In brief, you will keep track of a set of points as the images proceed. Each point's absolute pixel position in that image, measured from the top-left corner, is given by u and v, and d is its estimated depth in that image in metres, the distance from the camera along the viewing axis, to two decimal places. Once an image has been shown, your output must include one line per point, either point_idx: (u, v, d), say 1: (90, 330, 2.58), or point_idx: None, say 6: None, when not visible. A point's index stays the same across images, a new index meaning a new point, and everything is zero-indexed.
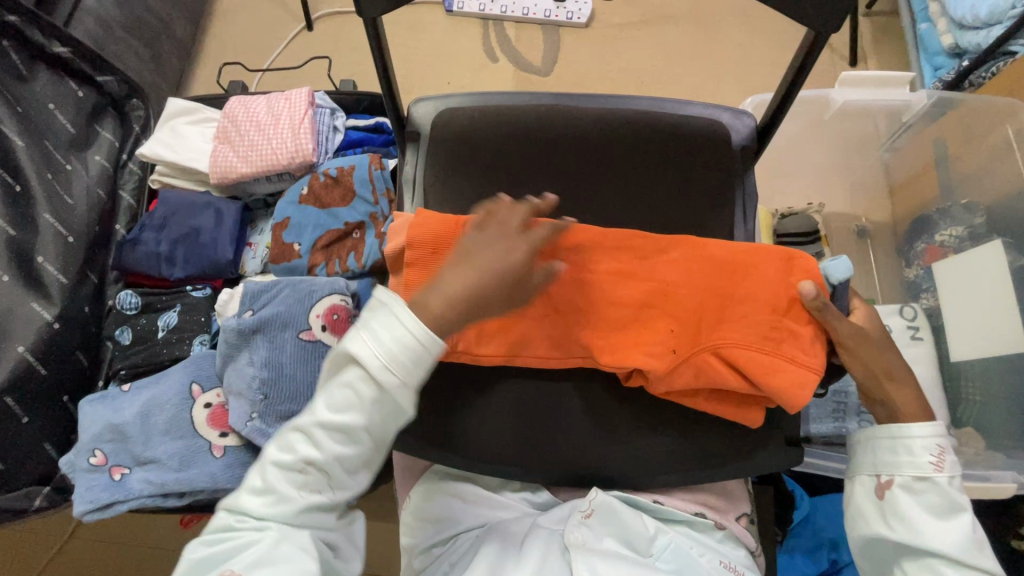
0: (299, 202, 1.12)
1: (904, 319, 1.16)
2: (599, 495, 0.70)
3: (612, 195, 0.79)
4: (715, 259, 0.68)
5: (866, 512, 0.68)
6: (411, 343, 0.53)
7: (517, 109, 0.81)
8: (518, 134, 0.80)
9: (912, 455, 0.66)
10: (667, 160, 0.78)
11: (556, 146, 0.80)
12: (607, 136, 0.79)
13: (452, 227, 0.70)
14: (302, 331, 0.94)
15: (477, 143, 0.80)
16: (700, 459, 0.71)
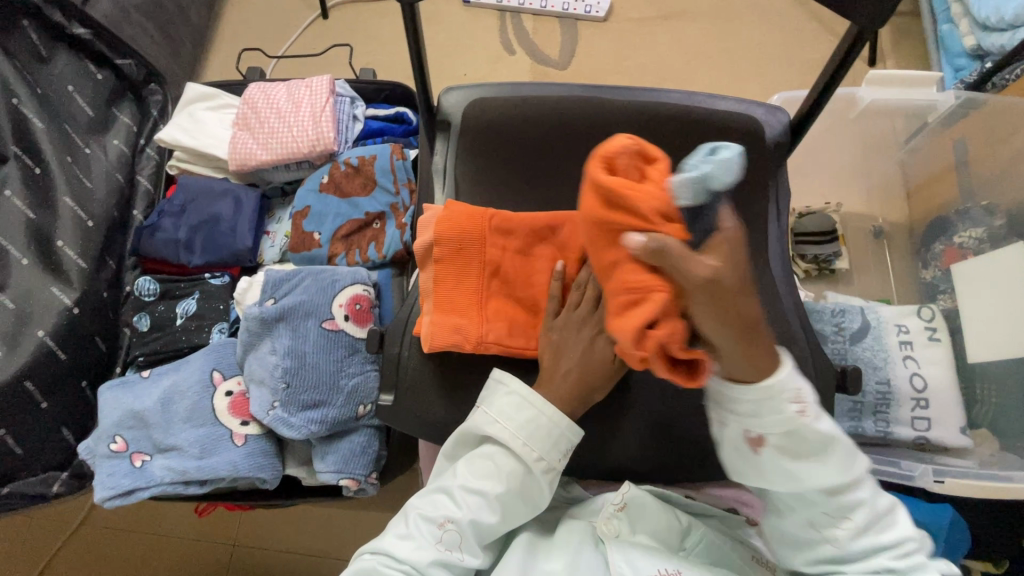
0: (320, 190, 1.11)
1: (920, 320, 1.17)
2: (632, 488, 0.69)
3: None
4: None
5: (769, 475, 0.55)
6: (545, 421, 0.64)
7: (551, 100, 0.80)
8: (551, 125, 0.79)
9: (778, 411, 0.49)
10: (701, 154, 0.78)
11: (590, 137, 0.79)
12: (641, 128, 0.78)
13: (477, 221, 0.70)
14: (325, 320, 0.93)
15: (509, 134, 0.79)
16: None
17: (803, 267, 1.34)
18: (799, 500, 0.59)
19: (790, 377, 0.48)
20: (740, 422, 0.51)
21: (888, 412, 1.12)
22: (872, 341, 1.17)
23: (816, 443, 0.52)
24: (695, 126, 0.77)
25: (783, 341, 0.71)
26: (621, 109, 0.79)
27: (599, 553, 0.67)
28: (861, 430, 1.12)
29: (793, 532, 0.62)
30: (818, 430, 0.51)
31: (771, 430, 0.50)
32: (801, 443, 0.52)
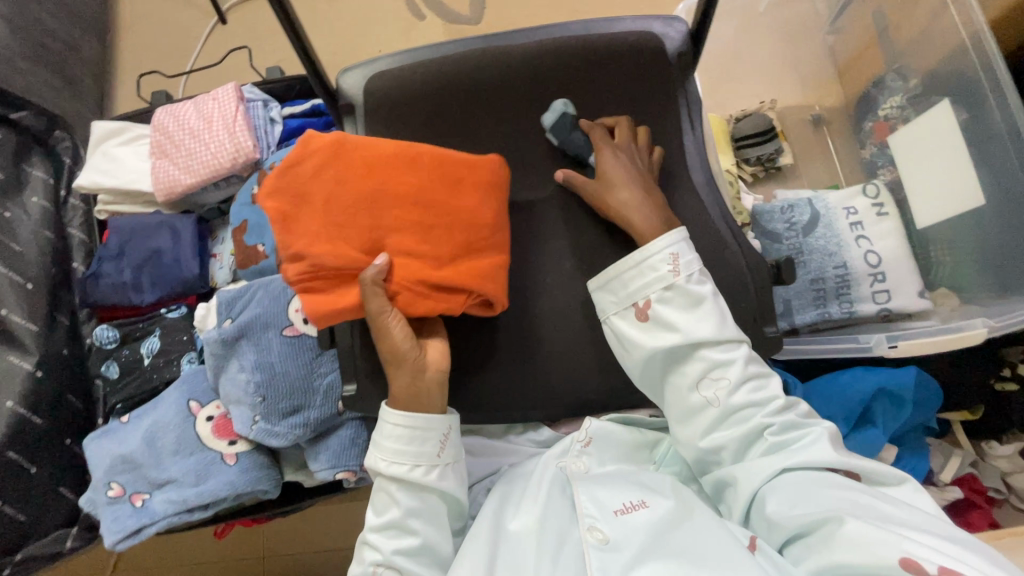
0: (253, 202, 1.09)
1: (867, 197, 1.19)
2: (593, 423, 0.73)
3: None
4: (384, 162, 0.66)
5: (651, 336, 0.68)
6: (402, 430, 0.65)
7: (447, 60, 0.78)
8: (454, 86, 0.78)
9: (653, 270, 0.68)
10: (608, 82, 0.77)
11: (490, 90, 0.77)
12: (539, 67, 0.77)
13: (351, 165, 0.65)
14: (285, 328, 0.94)
15: (411, 104, 0.78)
16: None
17: (749, 172, 1.35)
18: (694, 361, 0.67)
19: (659, 243, 0.68)
20: (634, 294, 0.69)
21: (850, 291, 1.16)
22: (824, 229, 1.19)
23: (687, 300, 0.68)
24: (595, 58, 0.76)
25: (713, 250, 0.73)
26: (520, 55, 0.77)
27: (566, 495, 0.68)
28: (828, 315, 1.16)
29: (684, 403, 0.68)
30: (694, 287, 0.67)
31: (653, 287, 0.68)
32: (676, 300, 0.68)
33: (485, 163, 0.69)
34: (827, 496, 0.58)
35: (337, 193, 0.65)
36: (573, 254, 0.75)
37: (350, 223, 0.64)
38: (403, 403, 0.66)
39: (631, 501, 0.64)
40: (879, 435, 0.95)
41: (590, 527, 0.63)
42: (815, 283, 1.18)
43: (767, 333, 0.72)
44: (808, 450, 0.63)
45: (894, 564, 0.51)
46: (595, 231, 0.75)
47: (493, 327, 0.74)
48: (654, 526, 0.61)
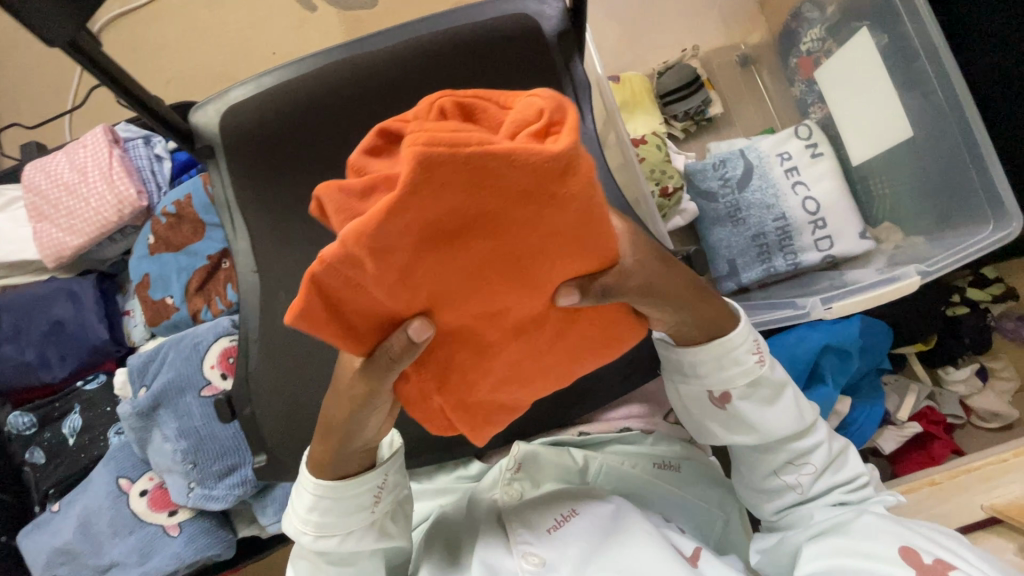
0: (151, 253, 1.01)
1: (799, 140, 1.14)
2: (521, 448, 0.70)
3: None
4: (570, 254, 0.42)
5: (731, 430, 0.65)
6: (324, 501, 0.60)
7: (302, 80, 0.70)
8: (314, 108, 0.71)
9: (738, 362, 0.62)
10: (484, 79, 0.71)
11: (364, 106, 0.71)
12: (410, 73, 0.70)
13: (532, 234, 0.39)
14: (204, 388, 0.89)
15: (276, 136, 0.71)
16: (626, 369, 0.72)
17: (679, 128, 1.29)
18: (779, 452, 0.66)
19: (740, 333, 0.61)
20: (702, 382, 0.64)
21: (793, 242, 1.12)
22: (759, 181, 1.14)
23: (765, 397, 0.64)
24: (465, 56, 0.70)
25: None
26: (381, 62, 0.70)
27: (500, 533, 0.65)
28: (773, 269, 1.13)
29: (760, 482, 0.69)
30: (774, 376, 0.63)
31: (738, 380, 0.62)
32: (757, 391, 0.63)
33: (619, 265, 0.46)
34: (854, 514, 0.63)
35: (485, 250, 0.39)
36: None
37: (470, 285, 0.41)
38: (323, 473, 0.60)
39: (563, 513, 0.65)
40: (831, 392, 0.93)
41: (524, 552, 0.61)
42: (758, 239, 1.14)
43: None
44: (851, 488, 0.66)
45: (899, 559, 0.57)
46: None
47: None
48: (584, 535, 0.61)
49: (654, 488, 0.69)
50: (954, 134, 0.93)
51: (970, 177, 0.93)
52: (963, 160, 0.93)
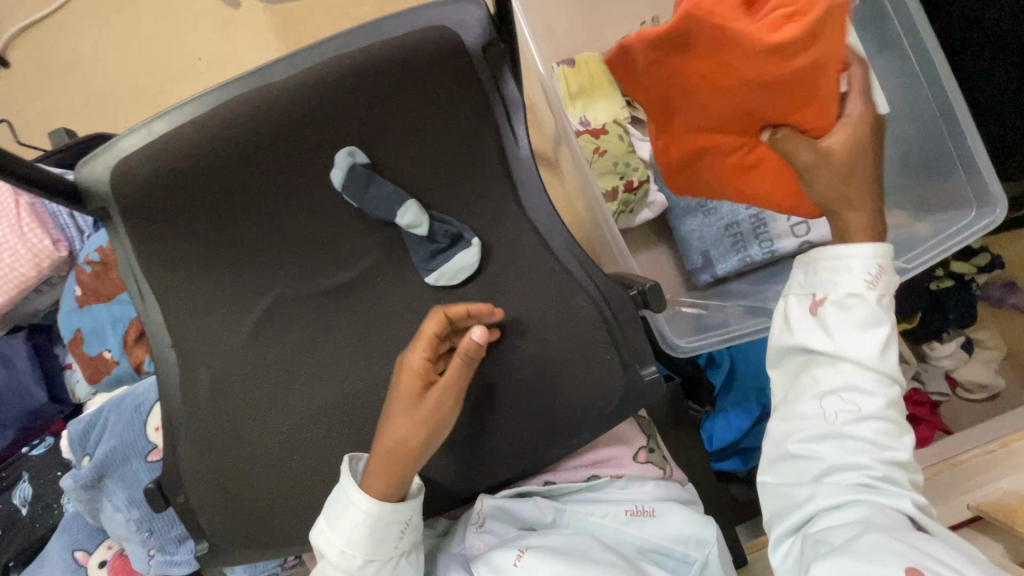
0: (80, 305, 0.94)
1: None
2: (485, 503, 0.65)
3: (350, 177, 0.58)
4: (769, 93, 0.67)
5: (804, 334, 0.60)
6: (371, 518, 0.58)
7: (192, 129, 0.53)
8: (215, 161, 0.55)
9: (849, 271, 0.59)
10: (403, 102, 0.57)
11: (268, 145, 0.55)
12: (309, 104, 0.54)
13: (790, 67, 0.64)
14: (150, 452, 0.84)
15: (166, 192, 0.55)
16: (584, 422, 0.61)
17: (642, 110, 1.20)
18: (854, 382, 0.57)
19: (867, 248, 0.59)
20: (809, 285, 0.62)
21: (768, 230, 1.06)
22: None
23: (868, 318, 0.58)
24: (393, 81, 0.56)
25: (559, 299, 0.60)
26: (273, 98, 0.53)
27: None
28: (748, 259, 1.07)
29: (795, 405, 0.60)
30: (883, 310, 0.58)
31: (839, 287, 0.59)
32: (852, 310, 0.59)
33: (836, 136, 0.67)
34: (875, 512, 0.55)
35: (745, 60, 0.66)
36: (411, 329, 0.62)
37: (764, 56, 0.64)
38: (379, 486, 0.58)
39: (520, 546, 0.62)
40: None
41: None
42: (732, 228, 1.08)
43: (644, 377, 0.61)
44: (887, 474, 0.57)
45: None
46: (430, 299, 0.61)
47: (333, 445, 0.61)
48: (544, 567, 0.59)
49: (627, 538, 0.65)
50: (930, 103, 0.86)
51: (948, 150, 0.86)
52: (940, 132, 0.86)
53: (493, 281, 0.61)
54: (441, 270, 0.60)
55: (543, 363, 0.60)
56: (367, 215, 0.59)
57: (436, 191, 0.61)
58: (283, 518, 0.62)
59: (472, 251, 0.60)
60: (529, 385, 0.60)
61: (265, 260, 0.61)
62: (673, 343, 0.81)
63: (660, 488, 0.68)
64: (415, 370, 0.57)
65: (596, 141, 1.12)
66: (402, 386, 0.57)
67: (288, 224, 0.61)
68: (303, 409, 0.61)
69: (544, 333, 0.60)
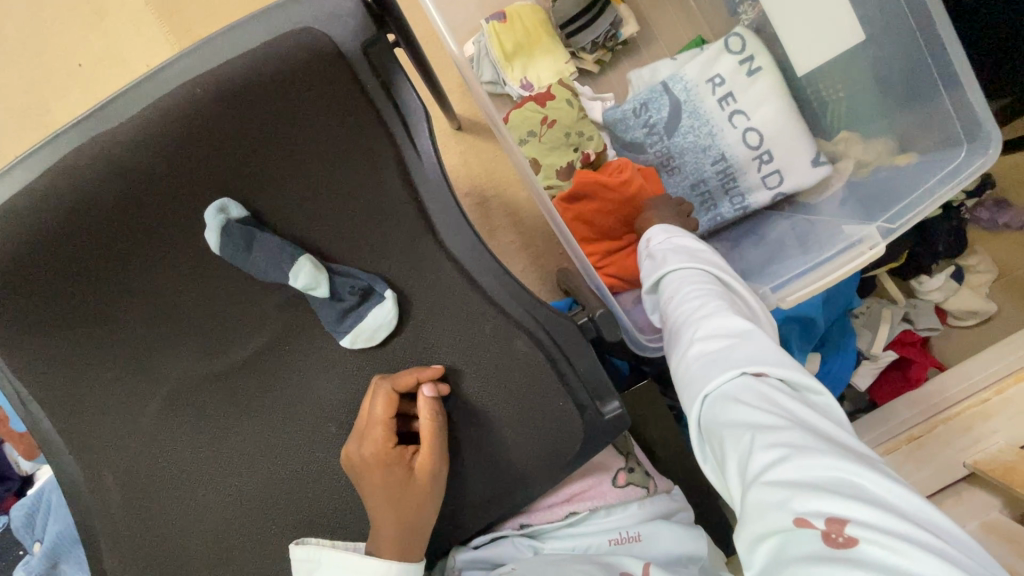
0: None
1: (732, 55, 0.94)
2: (459, 558, 0.60)
3: (230, 235, 0.48)
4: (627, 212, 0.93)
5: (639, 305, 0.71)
6: None
7: (26, 204, 0.43)
8: (63, 239, 0.44)
9: (642, 252, 0.75)
10: (275, 135, 0.47)
11: (112, 216, 0.45)
12: (158, 155, 0.44)
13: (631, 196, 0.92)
14: None
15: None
16: (550, 465, 0.54)
17: (591, 61, 1.06)
18: (670, 284, 0.65)
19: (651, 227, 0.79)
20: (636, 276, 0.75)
21: (737, 184, 0.96)
22: (690, 118, 0.96)
23: (659, 263, 0.69)
24: (265, 111, 0.46)
25: (497, 342, 0.52)
26: (110, 157, 0.43)
27: None
28: (721, 219, 0.98)
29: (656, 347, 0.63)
30: (669, 252, 0.69)
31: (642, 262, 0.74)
32: (653, 266, 0.70)
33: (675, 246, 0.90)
34: (720, 401, 0.47)
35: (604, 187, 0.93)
36: (338, 397, 0.54)
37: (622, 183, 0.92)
38: (392, 546, 0.49)
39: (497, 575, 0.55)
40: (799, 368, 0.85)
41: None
42: (701, 187, 0.98)
43: (605, 414, 0.54)
44: (712, 352, 0.52)
45: (795, 541, 0.36)
46: (351, 359, 0.53)
47: (270, 536, 0.54)
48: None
49: None
50: (905, 17, 0.75)
51: (927, 72, 0.76)
52: (917, 51, 0.76)
53: (423, 330, 0.53)
54: (356, 331, 0.51)
55: (493, 416, 0.53)
56: (256, 277, 0.50)
57: (339, 231, 0.51)
58: None
59: (387, 306, 0.51)
60: (479, 437, 0.53)
61: (151, 340, 0.52)
62: (642, 344, 0.73)
63: (647, 508, 0.63)
64: (384, 458, 0.49)
65: (542, 110, 0.98)
66: (361, 484, 0.50)
67: (166, 297, 0.51)
68: (229, 498, 0.54)
69: (490, 375, 0.53)
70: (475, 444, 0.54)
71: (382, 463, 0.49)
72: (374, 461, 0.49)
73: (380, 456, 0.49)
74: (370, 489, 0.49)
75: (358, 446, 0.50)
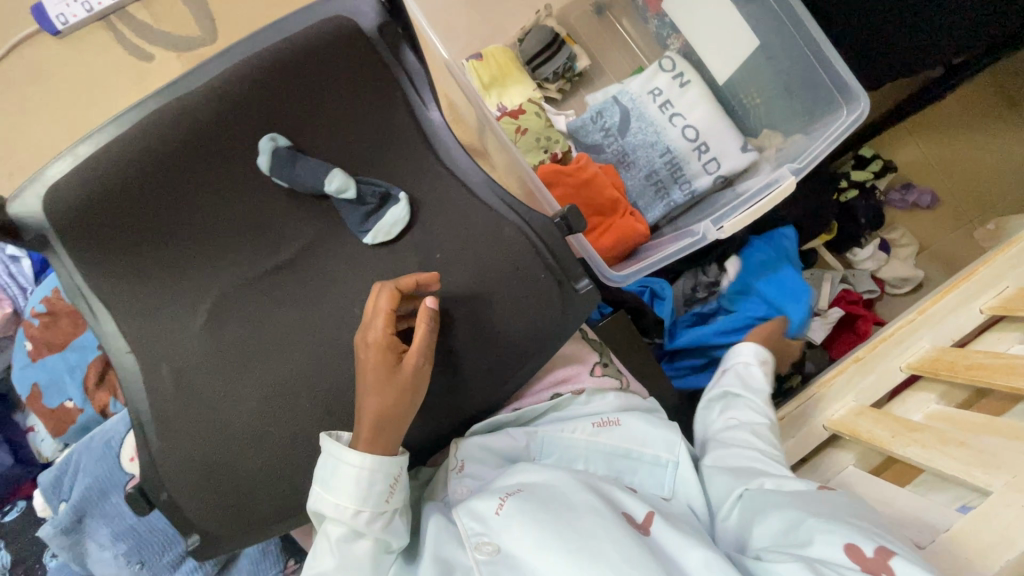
0: (32, 360, 0.93)
1: (665, 73, 1.15)
2: (461, 445, 0.66)
3: (279, 157, 0.62)
4: (588, 197, 1.11)
5: (713, 408, 0.80)
6: (361, 474, 0.58)
7: (135, 130, 0.58)
8: (155, 157, 0.59)
9: (736, 362, 0.84)
10: (314, 85, 0.63)
11: (190, 145, 0.60)
12: (232, 99, 0.60)
13: (591, 182, 1.11)
14: (126, 485, 0.83)
15: (100, 202, 0.58)
16: (536, 338, 0.67)
17: (554, 89, 1.29)
18: (745, 405, 0.78)
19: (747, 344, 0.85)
20: (716, 374, 0.84)
21: (684, 173, 1.15)
22: (638, 123, 1.17)
23: (749, 388, 0.80)
24: (306, 67, 0.61)
25: (487, 239, 0.66)
26: (198, 98, 0.59)
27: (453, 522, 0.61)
28: (673, 203, 1.16)
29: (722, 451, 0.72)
30: (754, 384, 0.80)
31: (729, 374, 0.83)
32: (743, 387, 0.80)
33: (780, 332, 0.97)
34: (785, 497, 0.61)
35: (569, 178, 1.11)
36: (360, 292, 0.66)
37: (583, 175, 1.11)
38: (369, 442, 0.59)
39: (502, 496, 0.59)
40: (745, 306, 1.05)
41: (478, 543, 0.56)
42: (654, 177, 1.17)
43: (578, 290, 0.67)
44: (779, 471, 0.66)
45: (841, 557, 0.51)
46: (369, 260, 0.66)
47: (304, 412, 0.64)
48: (522, 513, 0.56)
49: (598, 449, 0.68)
50: (790, 30, 1.01)
51: (814, 66, 1.02)
52: (805, 53, 1.02)
53: (427, 236, 0.66)
54: (377, 227, 0.65)
55: (486, 301, 0.65)
56: (297, 191, 0.64)
57: (362, 160, 0.67)
58: (275, 482, 0.64)
59: (402, 205, 0.65)
60: (477, 319, 0.65)
61: (208, 251, 0.64)
62: (611, 275, 0.86)
63: (621, 398, 0.71)
64: (383, 344, 0.59)
65: (516, 122, 1.19)
66: (361, 371, 0.60)
67: (224, 214, 0.64)
68: (265, 384, 0.64)
69: (482, 264, 0.65)
70: (474, 325, 0.65)
71: (379, 356, 0.59)
72: (375, 349, 0.60)
73: (379, 350, 0.59)
74: (366, 376, 0.60)
75: (366, 330, 0.61)
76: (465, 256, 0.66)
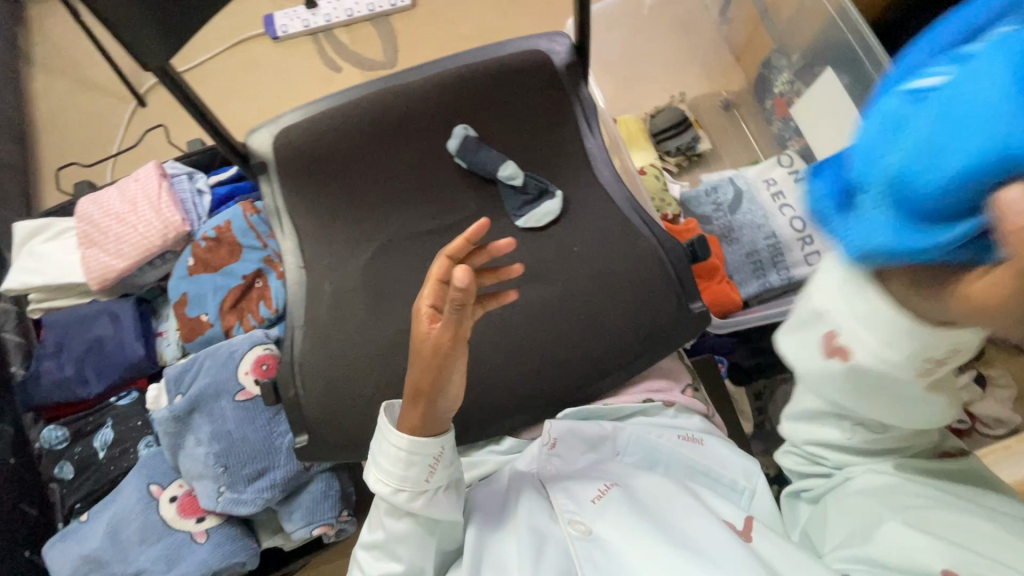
0: (190, 273, 1.09)
1: (783, 167, 1.26)
2: (554, 426, 0.68)
3: (467, 143, 0.76)
4: None
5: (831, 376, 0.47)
6: (405, 453, 0.57)
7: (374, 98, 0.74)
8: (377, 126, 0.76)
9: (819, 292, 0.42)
10: (510, 97, 0.78)
11: (403, 123, 0.77)
12: (446, 96, 0.77)
13: None
14: (237, 393, 0.93)
15: (330, 149, 0.76)
16: (637, 344, 0.73)
17: (673, 163, 1.41)
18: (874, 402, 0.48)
19: None
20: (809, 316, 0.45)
21: (785, 258, 1.20)
22: (749, 205, 1.26)
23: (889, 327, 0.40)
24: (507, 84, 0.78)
25: (620, 248, 0.75)
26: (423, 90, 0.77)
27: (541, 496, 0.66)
28: (769, 284, 1.19)
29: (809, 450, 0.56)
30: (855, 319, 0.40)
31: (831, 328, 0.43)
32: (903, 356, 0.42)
33: None
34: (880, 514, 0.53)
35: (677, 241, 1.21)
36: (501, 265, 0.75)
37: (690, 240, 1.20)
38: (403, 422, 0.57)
39: (602, 486, 0.64)
40: None
41: (572, 521, 0.61)
42: (755, 256, 1.22)
43: (693, 309, 0.74)
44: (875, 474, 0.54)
45: None
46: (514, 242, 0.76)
47: None
48: (624, 505, 0.61)
49: (680, 458, 0.69)
50: None
51: None
52: None
53: (568, 233, 0.76)
54: (531, 213, 0.76)
55: (606, 299, 0.73)
56: (475, 172, 0.77)
57: (528, 160, 0.79)
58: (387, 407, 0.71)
59: (556, 201, 0.77)
60: (595, 312, 0.73)
61: (388, 203, 0.77)
62: None
63: (706, 423, 0.75)
64: (419, 314, 0.52)
65: None
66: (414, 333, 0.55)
67: (410, 177, 0.77)
68: (400, 321, 0.73)
69: (608, 268, 0.74)
70: (589, 317, 0.73)
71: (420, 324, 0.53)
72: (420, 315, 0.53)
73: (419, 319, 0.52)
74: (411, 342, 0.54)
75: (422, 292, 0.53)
76: (598, 256, 0.75)
